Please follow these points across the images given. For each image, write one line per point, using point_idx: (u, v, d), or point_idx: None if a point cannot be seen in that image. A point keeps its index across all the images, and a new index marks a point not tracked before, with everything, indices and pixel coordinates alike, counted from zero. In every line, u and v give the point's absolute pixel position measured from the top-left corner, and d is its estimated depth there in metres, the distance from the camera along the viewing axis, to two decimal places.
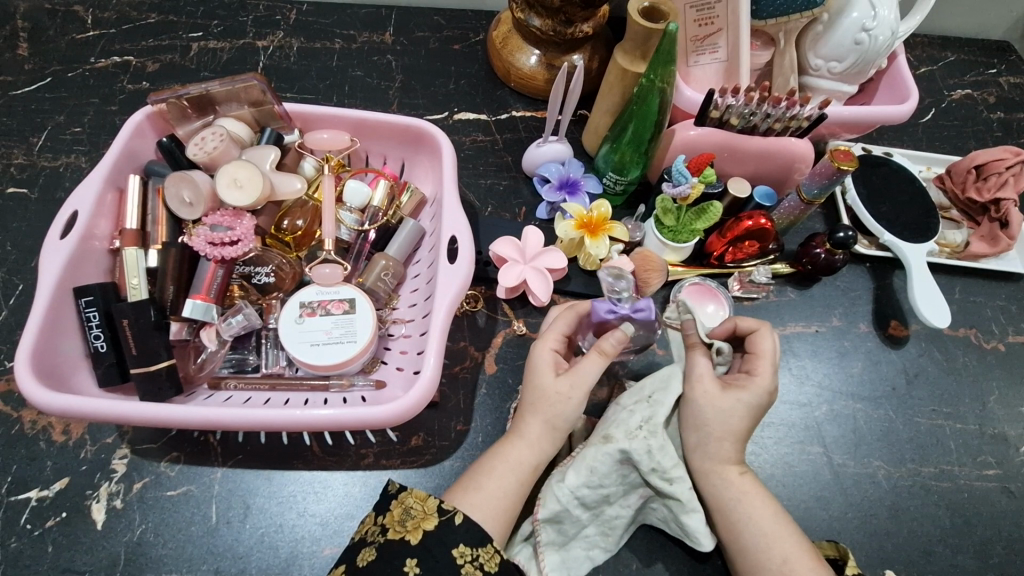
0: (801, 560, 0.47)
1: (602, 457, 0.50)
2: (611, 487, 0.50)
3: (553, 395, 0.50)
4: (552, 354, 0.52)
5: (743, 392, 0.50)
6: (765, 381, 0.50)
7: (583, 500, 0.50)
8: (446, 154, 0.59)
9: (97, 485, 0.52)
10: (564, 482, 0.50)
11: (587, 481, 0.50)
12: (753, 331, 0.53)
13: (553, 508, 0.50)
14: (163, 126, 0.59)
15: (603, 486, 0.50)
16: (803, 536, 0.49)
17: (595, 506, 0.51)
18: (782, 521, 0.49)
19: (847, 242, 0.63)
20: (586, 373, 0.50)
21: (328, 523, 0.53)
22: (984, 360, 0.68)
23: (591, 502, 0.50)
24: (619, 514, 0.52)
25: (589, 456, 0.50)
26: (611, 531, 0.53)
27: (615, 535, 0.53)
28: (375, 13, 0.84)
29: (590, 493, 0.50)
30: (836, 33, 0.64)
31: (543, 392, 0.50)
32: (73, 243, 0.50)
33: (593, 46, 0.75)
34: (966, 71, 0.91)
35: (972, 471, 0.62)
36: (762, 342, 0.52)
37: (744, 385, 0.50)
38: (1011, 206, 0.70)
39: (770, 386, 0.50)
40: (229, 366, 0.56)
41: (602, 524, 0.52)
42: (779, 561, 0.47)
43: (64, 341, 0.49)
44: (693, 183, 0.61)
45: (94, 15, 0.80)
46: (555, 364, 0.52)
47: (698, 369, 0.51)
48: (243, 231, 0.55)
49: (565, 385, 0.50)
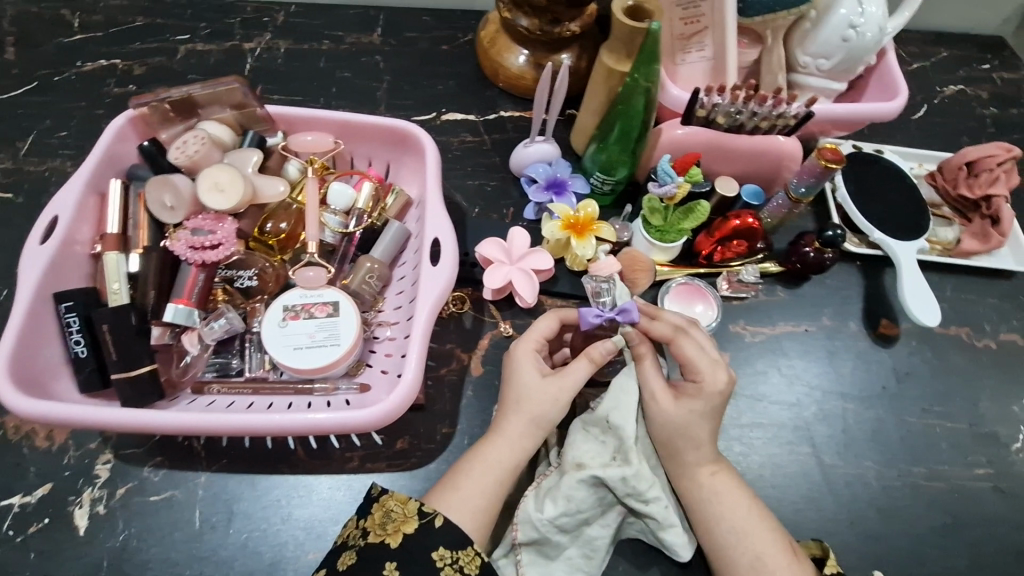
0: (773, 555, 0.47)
1: (576, 485, 0.50)
2: (589, 510, 0.50)
3: (540, 395, 0.51)
4: (535, 357, 0.53)
5: (695, 399, 0.51)
6: (714, 381, 0.51)
7: (561, 526, 0.50)
8: (430, 155, 0.59)
9: (80, 491, 0.52)
10: (542, 512, 0.50)
11: (565, 509, 0.49)
12: (673, 338, 0.53)
13: (531, 533, 0.50)
14: (146, 130, 0.59)
15: (581, 511, 0.50)
16: (782, 534, 0.49)
17: (574, 529, 0.51)
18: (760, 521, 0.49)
19: (836, 239, 0.65)
20: (574, 376, 0.51)
21: (312, 528, 0.53)
22: (975, 358, 0.68)
23: (570, 526, 0.50)
24: (600, 534, 0.51)
25: (564, 485, 0.50)
26: (594, 554, 0.51)
27: (598, 557, 0.51)
28: (364, 14, 0.83)
29: (570, 519, 0.50)
30: (823, 30, 0.64)
31: (530, 392, 0.51)
32: (52, 248, 0.50)
33: (581, 45, 0.75)
34: (959, 67, 0.90)
35: (963, 471, 0.62)
36: (688, 347, 0.52)
37: (696, 390, 0.51)
38: (1002, 203, 0.70)
39: (718, 386, 0.51)
40: (213, 370, 0.55)
41: (584, 546, 0.51)
42: (752, 558, 0.47)
43: (44, 347, 0.49)
44: (679, 182, 0.62)
45: (81, 19, 0.79)
46: (539, 365, 0.52)
47: (651, 385, 0.51)
48: (223, 235, 0.55)
49: (553, 387, 0.51)
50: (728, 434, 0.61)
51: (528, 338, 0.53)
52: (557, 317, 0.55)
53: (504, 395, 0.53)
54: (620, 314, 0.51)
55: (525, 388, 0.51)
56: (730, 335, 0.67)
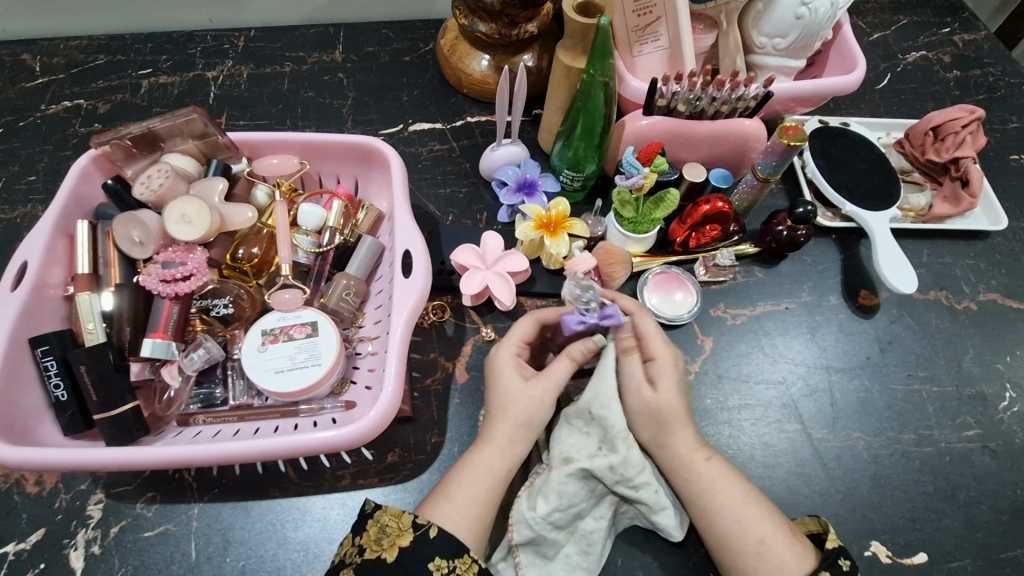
0: (775, 533, 0.47)
1: (566, 479, 0.50)
2: (581, 503, 0.51)
3: (524, 399, 0.51)
4: (516, 359, 0.54)
5: (667, 376, 0.52)
6: (669, 356, 0.53)
7: (556, 522, 0.50)
8: (395, 168, 0.60)
9: (74, 533, 0.52)
10: (535, 510, 0.50)
11: (557, 505, 0.50)
12: (638, 311, 0.55)
13: (526, 533, 0.50)
14: (110, 167, 0.59)
15: (573, 505, 0.50)
16: (779, 514, 0.49)
17: (569, 524, 0.51)
18: (757, 500, 0.49)
19: (808, 216, 0.64)
20: (557, 374, 0.52)
21: (308, 549, 0.53)
22: (956, 320, 0.68)
23: (563, 522, 0.51)
24: (595, 527, 0.52)
25: (554, 481, 0.50)
26: (591, 548, 0.52)
27: (596, 551, 0.52)
28: (323, 32, 0.84)
29: (563, 514, 0.50)
30: (776, 10, 0.65)
31: (514, 396, 0.52)
32: (25, 294, 0.50)
33: (541, 45, 0.75)
34: (919, 33, 0.91)
35: (952, 433, 0.62)
36: (648, 323, 0.54)
37: (660, 369, 0.53)
38: (969, 164, 0.71)
39: (673, 358, 0.53)
40: (198, 401, 0.56)
41: (580, 542, 0.52)
42: (755, 541, 0.47)
43: (23, 394, 0.49)
44: (645, 173, 0.61)
45: (42, 62, 0.79)
46: (520, 369, 0.53)
47: (633, 377, 0.53)
48: (194, 265, 0.55)
49: (537, 389, 0.52)
50: (716, 417, 0.61)
51: (508, 344, 0.54)
52: (533, 318, 0.56)
53: (489, 401, 0.53)
54: (606, 318, 0.53)
55: (507, 391, 0.52)
56: (711, 320, 0.67)
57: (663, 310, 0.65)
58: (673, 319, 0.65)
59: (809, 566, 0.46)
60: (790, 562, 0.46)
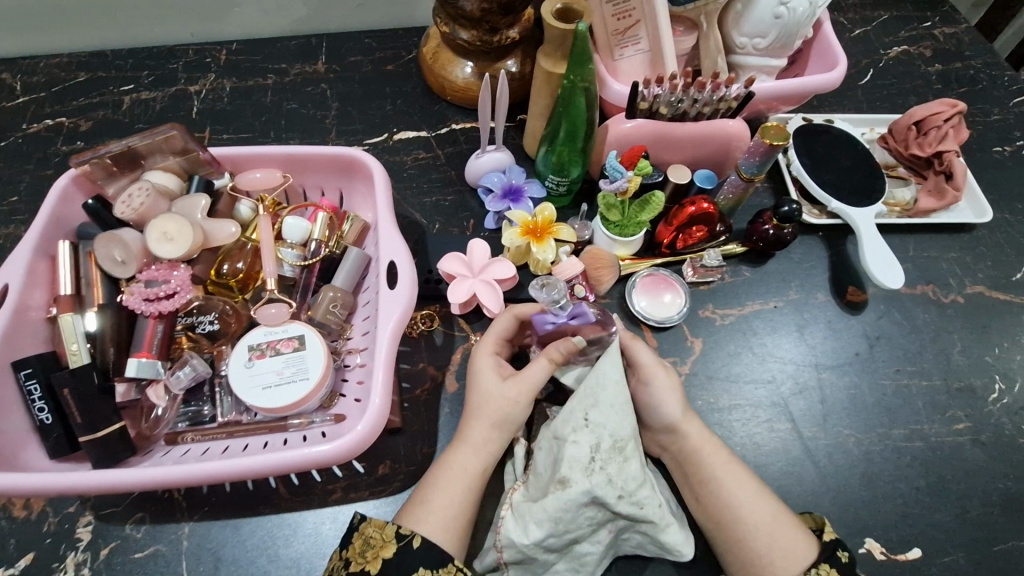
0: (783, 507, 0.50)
1: (563, 506, 0.48)
2: (579, 529, 0.49)
3: (508, 403, 0.51)
4: (494, 358, 0.54)
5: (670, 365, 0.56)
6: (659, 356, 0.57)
7: (548, 546, 0.49)
8: (379, 179, 0.60)
9: (64, 556, 0.52)
10: (528, 536, 0.48)
11: (551, 530, 0.48)
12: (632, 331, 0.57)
13: (516, 554, 0.49)
14: (90, 187, 0.59)
15: (568, 531, 0.49)
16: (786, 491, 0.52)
17: (564, 547, 0.50)
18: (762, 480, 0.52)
19: (792, 215, 0.64)
20: (534, 375, 0.52)
21: (299, 564, 0.53)
22: (943, 314, 0.68)
23: (558, 545, 0.50)
24: (591, 550, 0.51)
25: (551, 508, 0.48)
26: (582, 568, 0.52)
27: (587, 571, 0.52)
28: (306, 43, 0.84)
29: (557, 539, 0.49)
30: (755, 11, 0.65)
31: (488, 395, 0.52)
32: (5, 317, 0.50)
33: (523, 51, 0.75)
34: (900, 28, 0.91)
35: (942, 427, 0.62)
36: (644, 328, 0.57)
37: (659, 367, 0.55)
38: (952, 158, 0.71)
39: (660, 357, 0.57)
40: (185, 420, 0.55)
41: (572, 561, 0.51)
42: (770, 515, 0.49)
43: (6, 419, 0.48)
44: (629, 176, 0.61)
45: (22, 81, 0.79)
46: (498, 369, 0.53)
47: (647, 359, 0.55)
48: (178, 282, 0.55)
49: (512, 390, 0.52)
50: (707, 419, 0.61)
51: (487, 344, 0.55)
52: (511, 314, 0.56)
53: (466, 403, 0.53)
54: (576, 317, 0.55)
55: (483, 390, 0.52)
56: (699, 320, 0.67)
57: (651, 312, 0.65)
58: (662, 321, 0.65)
59: (819, 540, 0.48)
60: (803, 535, 0.48)
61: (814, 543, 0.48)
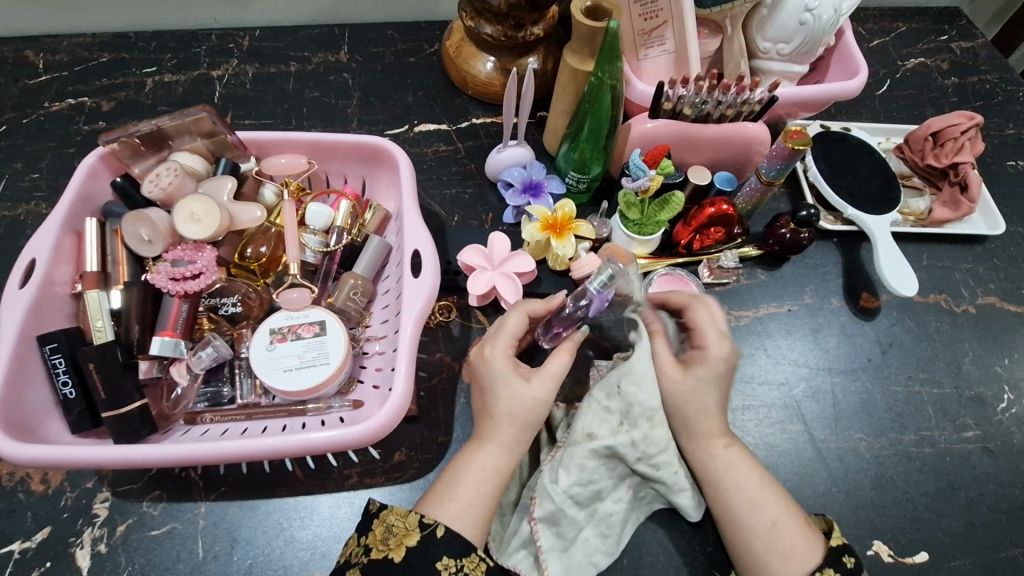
0: (788, 518, 0.48)
1: (588, 455, 0.51)
2: (601, 480, 0.52)
3: (534, 403, 0.50)
4: (509, 360, 0.52)
5: (703, 367, 0.51)
6: (719, 349, 0.52)
7: (576, 497, 0.51)
8: (404, 168, 0.60)
9: (81, 531, 0.52)
10: (557, 482, 0.51)
11: (579, 478, 0.51)
12: (689, 305, 0.54)
13: (548, 507, 0.51)
14: (117, 165, 0.59)
15: (593, 481, 0.51)
16: (794, 498, 0.50)
17: (589, 503, 0.52)
18: (770, 485, 0.50)
19: (810, 219, 0.64)
20: (556, 369, 0.51)
21: (315, 548, 0.53)
22: (955, 323, 0.69)
23: (584, 499, 0.51)
24: (614, 509, 0.53)
25: (576, 456, 0.51)
26: (609, 531, 0.52)
27: (613, 534, 0.53)
28: (328, 32, 0.84)
29: (583, 490, 0.51)
30: (780, 16, 0.65)
31: (517, 400, 0.50)
32: (33, 291, 0.51)
33: (546, 48, 0.75)
34: (917, 40, 0.92)
35: (952, 434, 0.63)
36: (699, 316, 0.53)
37: (705, 357, 0.51)
38: (968, 170, 0.72)
39: (722, 352, 0.52)
40: (204, 400, 0.56)
41: (600, 525, 0.52)
42: (768, 525, 0.48)
43: (31, 391, 0.49)
44: (651, 175, 0.61)
45: (45, 59, 0.79)
46: (517, 369, 0.51)
47: (662, 355, 0.52)
48: (204, 263, 0.55)
49: (542, 391, 0.51)
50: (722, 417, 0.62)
51: (504, 340, 0.52)
52: (523, 314, 0.54)
53: (487, 403, 0.51)
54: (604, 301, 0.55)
55: (507, 394, 0.50)
56: None
57: None
58: None
59: (820, 553, 0.47)
60: (802, 547, 0.47)
61: (812, 560, 0.46)
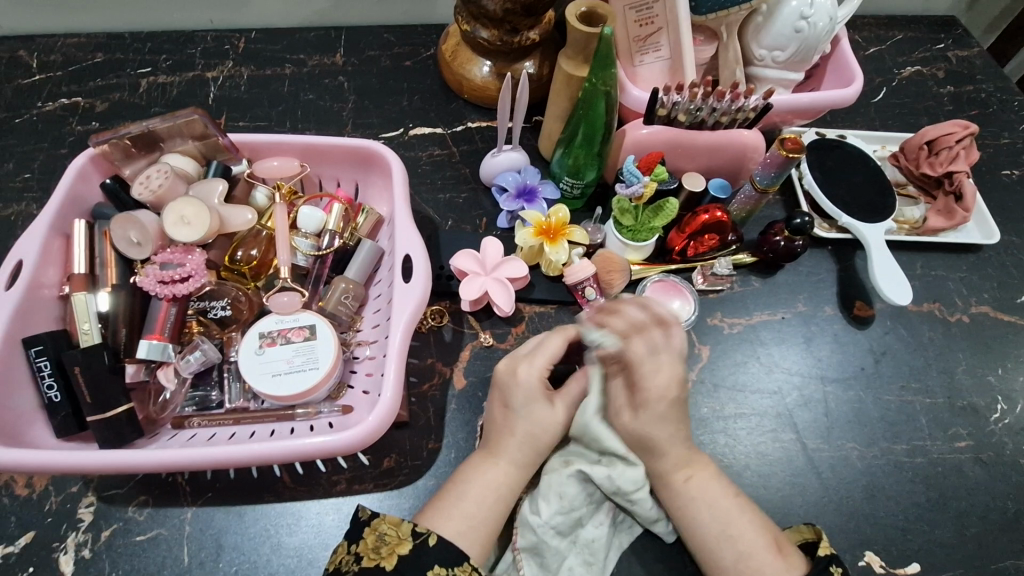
0: (755, 551, 0.47)
1: (566, 482, 0.51)
2: (581, 509, 0.51)
3: (536, 415, 0.51)
4: (541, 379, 0.52)
5: (651, 406, 0.50)
6: (659, 383, 0.50)
7: (558, 528, 0.50)
8: (396, 173, 0.60)
9: (64, 537, 0.52)
10: (537, 514, 0.50)
11: (559, 509, 0.50)
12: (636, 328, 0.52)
13: (530, 537, 0.51)
14: (107, 166, 0.59)
15: (575, 509, 0.51)
16: (765, 532, 0.48)
17: (570, 531, 0.51)
18: (740, 514, 0.49)
19: (804, 227, 0.64)
20: (575, 392, 0.54)
21: (302, 555, 0.53)
22: (948, 333, 0.69)
23: (565, 528, 0.51)
24: (595, 535, 0.52)
25: (555, 483, 0.51)
26: (593, 559, 0.51)
27: (598, 562, 0.51)
28: (324, 35, 0.84)
29: (564, 519, 0.50)
30: (776, 23, 0.65)
31: (537, 419, 0.51)
32: (20, 293, 0.50)
33: (542, 53, 0.75)
34: (913, 48, 0.92)
35: (944, 444, 0.63)
36: (636, 349, 0.50)
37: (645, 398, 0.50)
38: (963, 179, 0.72)
39: (662, 388, 0.50)
40: (192, 404, 0.55)
41: (583, 552, 0.51)
42: (733, 557, 0.47)
43: (15, 395, 0.48)
44: (645, 182, 0.62)
45: (38, 59, 0.79)
46: (545, 391, 0.52)
47: (614, 398, 0.51)
48: (193, 266, 0.55)
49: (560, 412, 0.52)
50: (714, 424, 0.62)
51: (535, 360, 0.53)
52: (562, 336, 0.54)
53: (506, 415, 0.52)
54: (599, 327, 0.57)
55: (529, 414, 0.51)
56: (708, 328, 0.67)
57: None
58: None
59: None
60: None
61: None
